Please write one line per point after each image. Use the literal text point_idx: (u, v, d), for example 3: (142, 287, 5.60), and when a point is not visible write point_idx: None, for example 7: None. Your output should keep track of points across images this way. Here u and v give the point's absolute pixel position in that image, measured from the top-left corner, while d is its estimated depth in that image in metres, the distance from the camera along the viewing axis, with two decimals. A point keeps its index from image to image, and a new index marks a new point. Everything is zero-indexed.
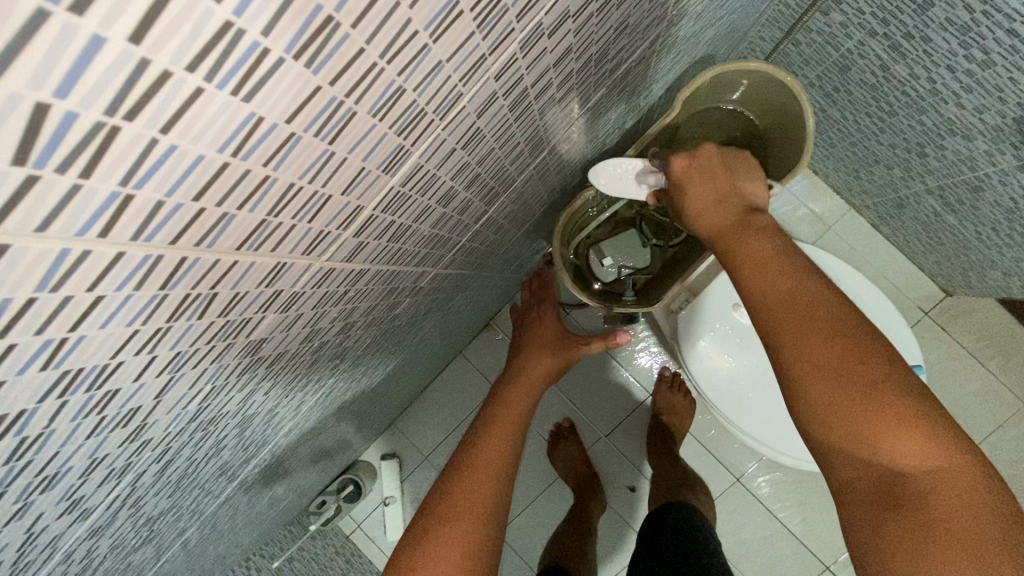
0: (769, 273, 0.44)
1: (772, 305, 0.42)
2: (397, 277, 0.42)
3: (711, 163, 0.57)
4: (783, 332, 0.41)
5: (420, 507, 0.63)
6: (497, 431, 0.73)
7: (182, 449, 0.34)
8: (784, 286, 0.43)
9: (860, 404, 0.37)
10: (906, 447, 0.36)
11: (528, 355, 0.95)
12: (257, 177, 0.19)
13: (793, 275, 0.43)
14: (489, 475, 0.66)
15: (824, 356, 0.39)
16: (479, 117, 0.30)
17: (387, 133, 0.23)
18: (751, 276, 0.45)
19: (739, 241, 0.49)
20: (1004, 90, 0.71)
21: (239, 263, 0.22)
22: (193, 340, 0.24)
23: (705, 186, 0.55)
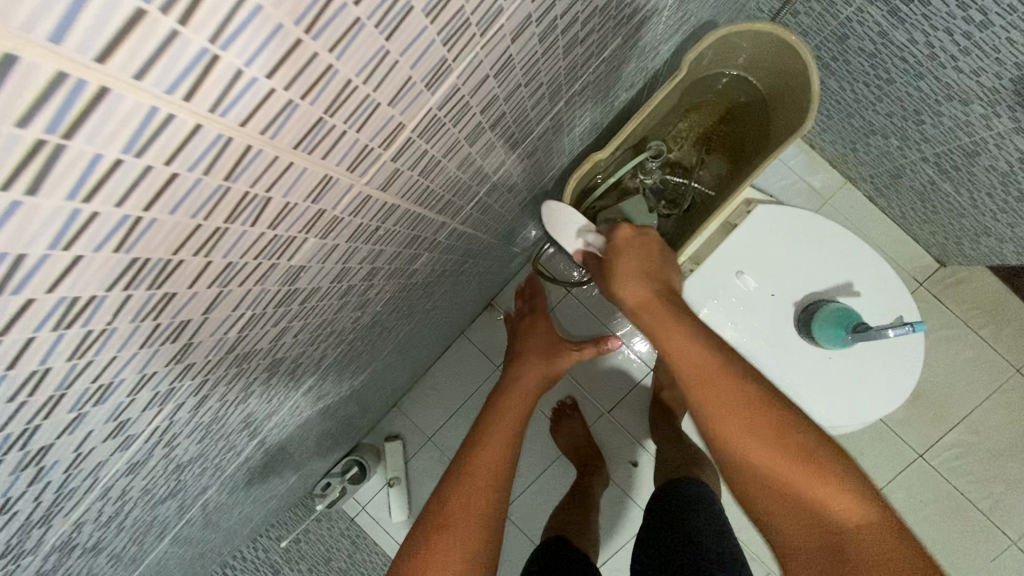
0: (693, 353, 0.54)
1: (704, 390, 0.52)
2: (421, 223, 0.42)
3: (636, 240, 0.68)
4: (718, 409, 0.50)
5: (434, 493, 0.65)
6: (498, 432, 0.73)
7: (218, 385, 0.35)
8: (707, 363, 0.53)
9: (794, 468, 0.47)
10: (830, 494, 0.45)
11: (524, 362, 0.93)
12: (322, 65, 0.19)
13: (717, 359, 0.53)
14: (490, 477, 0.66)
15: (753, 438, 0.48)
16: (513, 44, 0.31)
17: (434, 40, 0.24)
18: (677, 351, 0.55)
19: (664, 316, 0.59)
20: (1001, 51, 0.73)
21: (294, 167, 0.23)
22: (242, 252, 0.25)
23: (631, 252, 0.67)
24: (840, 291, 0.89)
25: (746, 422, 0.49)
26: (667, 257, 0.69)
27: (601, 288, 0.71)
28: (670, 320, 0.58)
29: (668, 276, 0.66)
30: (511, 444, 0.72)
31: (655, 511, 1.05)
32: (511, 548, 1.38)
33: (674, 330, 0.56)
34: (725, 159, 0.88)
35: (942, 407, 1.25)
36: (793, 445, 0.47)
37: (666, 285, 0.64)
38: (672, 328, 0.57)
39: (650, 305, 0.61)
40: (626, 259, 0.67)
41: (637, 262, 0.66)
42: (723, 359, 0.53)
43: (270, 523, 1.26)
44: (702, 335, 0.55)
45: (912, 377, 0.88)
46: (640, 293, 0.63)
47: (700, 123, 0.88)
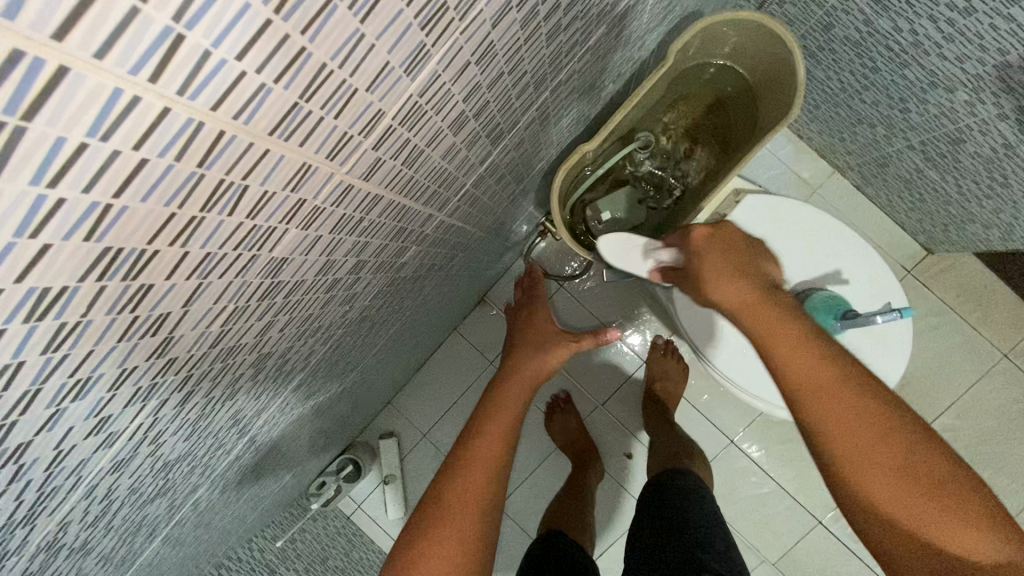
0: (815, 374, 0.50)
1: (831, 419, 0.49)
2: (407, 214, 0.42)
3: (727, 235, 0.60)
4: (849, 440, 0.48)
5: (428, 488, 0.65)
6: (494, 422, 0.72)
7: (202, 381, 0.34)
8: (833, 385, 0.50)
9: (916, 498, 0.46)
10: (971, 541, 0.45)
11: (522, 352, 0.91)
12: (295, 48, 0.19)
13: (844, 381, 0.50)
14: (483, 469, 0.65)
15: (880, 469, 0.47)
16: (493, 30, 0.31)
17: (411, 24, 0.24)
18: (794, 371, 0.51)
19: (771, 326, 0.54)
20: (984, 38, 0.74)
21: (270, 154, 0.22)
22: (221, 242, 0.24)
23: (724, 250, 0.59)
24: (829, 279, 0.90)
25: (872, 452, 0.47)
26: (754, 246, 0.61)
27: (681, 285, 0.65)
28: (777, 331, 0.53)
29: (765, 272, 0.60)
30: (507, 435, 0.71)
31: (649, 503, 1.05)
32: (507, 542, 1.38)
33: (800, 353, 0.52)
34: (713, 149, 0.88)
35: (931, 393, 1.27)
36: (941, 497, 0.46)
37: (767, 284, 0.58)
38: (785, 341, 0.53)
39: (753, 311, 0.55)
40: (718, 258, 0.59)
41: (729, 261, 0.58)
42: (849, 378, 0.50)
43: (265, 523, 1.26)
44: (824, 352, 0.51)
45: (902, 361, 0.88)
46: (740, 299, 0.56)
47: (687, 114, 0.87)
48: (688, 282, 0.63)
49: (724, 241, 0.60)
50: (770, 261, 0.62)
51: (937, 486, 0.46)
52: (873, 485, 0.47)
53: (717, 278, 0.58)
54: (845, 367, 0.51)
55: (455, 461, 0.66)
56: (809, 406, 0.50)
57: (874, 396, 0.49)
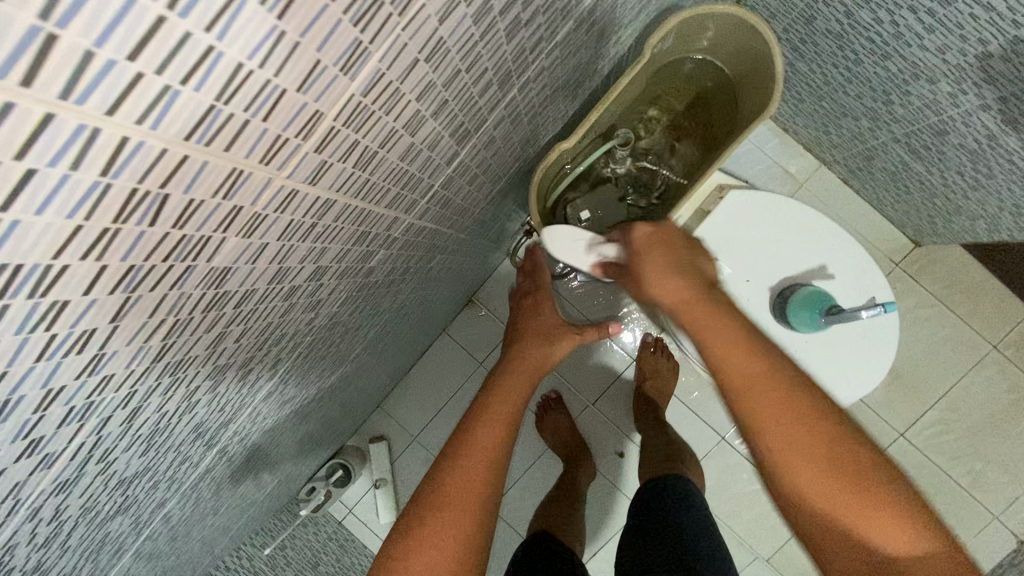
0: (741, 365, 0.51)
1: (753, 408, 0.49)
2: (368, 218, 0.40)
3: (668, 235, 0.62)
4: (772, 430, 0.48)
5: (422, 482, 0.62)
6: (494, 414, 0.69)
7: (150, 396, 0.33)
8: (760, 375, 0.50)
9: (840, 489, 0.46)
10: (895, 533, 0.45)
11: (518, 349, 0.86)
12: (200, 47, 0.18)
13: (769, 371, 0.50)
14: (482, 463, 0.63)
15: (801, 458, 0.47)
16: (442, 25, 0.29)
17: (341, 20, 0.22)
18: (723, 361, 0.52)
19: (705, 318, 0.54)
20: (965, 28, 0.73)
21: (191, 160, 0.21)
22: (146, 254, 0.23)
23: (665, 248, 0.62)
24: (814, 274, 0.89)
25: (795, 442, 0.47)
26: (695, 246, 0.63)
27: (628, 285, 0.67)
28: (710, 323, 0.54)
29: (703, 268, 0.61)
30: (507, 427, 0.68)
31: (639, 506, 1.04)
32: (500, 544, 1.37)
33: (729, 342, 0.52)
34: (695, 145, 0.87)
35: (921, 386, 1.26)
36: (863, 487, 0.46)
37: (706, 280, 0.59)
38: (714, 333, 0.53)
39: (688, 305, 0.56)
40: (656, 257, 0.61)
41: (665, 260, 0.60)
42: (774, 368, 0.50)
43: (253, 531, 1.24)
44: (750, 343, 0.52)
45: (888, 358, 0.87)
46: (677, 294, 0.57)
47: (670, 109, 0.87)
48: (634, 280, 0.64)
49: (664, 241, 0.62)
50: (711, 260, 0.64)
51: (860, 477, 0.46)
52: (791, 473, 0.48)
53: (657, 274, 0.59)
54: (772, 358, 0.51)
55: (451, 455, 0.64)
56: (736, 397, 0.51)
57: (799, 386, 0.49)
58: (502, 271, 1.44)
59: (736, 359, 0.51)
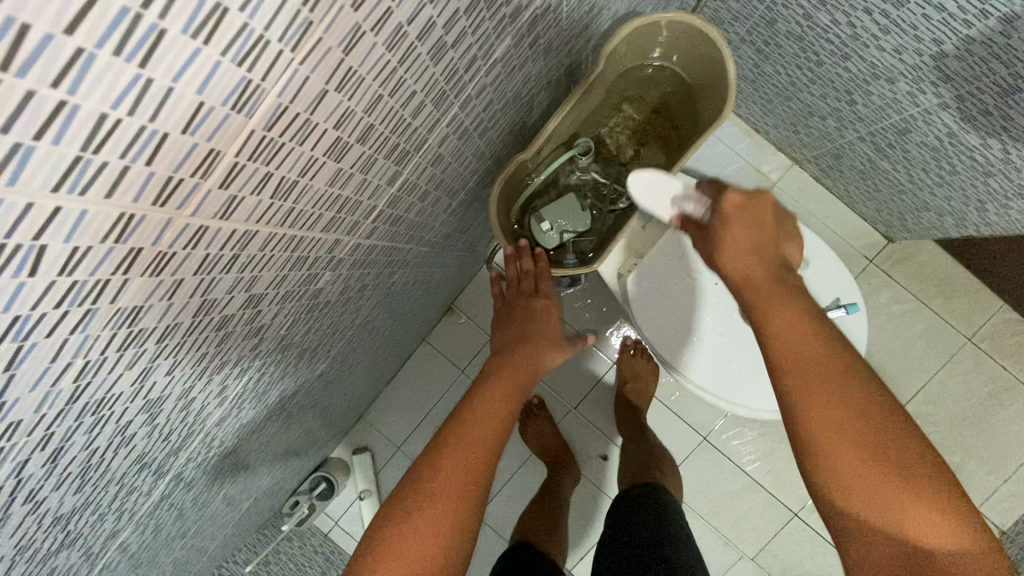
0: (807, 356, 0.49)
1: (815, 406, 0.47)
2: (301, 244, 0.40)
3: (756, 202, 0.59)
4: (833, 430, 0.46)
5: (411, 467, 0.56)
6: (492, 399, 0.62)
7: (74, 436, 0.33)
8: (820, 364, 0.48)
9: (898, 492, 0.44)
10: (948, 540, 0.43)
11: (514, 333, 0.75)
12: (49, 102, 0.17)
13: (833, 363, 0.48)
14: (477, 456, 0.56)
15: (859, 463, 0.45)
16: (348, 55, 0.29)
17: (220, 62, 0.22)
18: (781, 348, 0.50)
19: (771, 305, 0.53)
20: (919, 29, 0.73)
21: (64, 211, 0.21)
22: (31, 304, 0.23)
23: (748, 219, 0.59)
24: None
25: (856, 446, 0.45)
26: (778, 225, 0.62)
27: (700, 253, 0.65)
28: (778, 311, 0.52)
29: (781, 252, 0.59)
30: (504, 420, 0.61)
31: (620, 514, 1.04)
32: (486, 553, 1.37)
33: (790, 325, 0.51)
34: (659, 151, 0.87)
35: (899, 381, 1.27)
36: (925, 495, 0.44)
37: (778, 262, 0.58)
38: (784, 321, 0.51)
39: (753, 282, 0.55)
40: (738, 227, 0.59)
41: (748, 234, 0.58)
42: (839, 363, 0.48)
43: (235, 548, 1.23)
44: (822, 333, 0.50)
45: None
46: (755, 274, 0.56)
47: (633, 116, 0.87)
48: (707, 254, 0.63)
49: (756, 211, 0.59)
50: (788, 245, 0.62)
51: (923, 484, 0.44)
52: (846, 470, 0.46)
53: (727, 247, 0.59)
54: (838, 349, 0.49)
55: (442, 443, 0.57)
56: (794, 385, 0.48)
57: (862, 383, 0.48)
58: (479, 278, 1.43)
59: (795, 345, 0.50)
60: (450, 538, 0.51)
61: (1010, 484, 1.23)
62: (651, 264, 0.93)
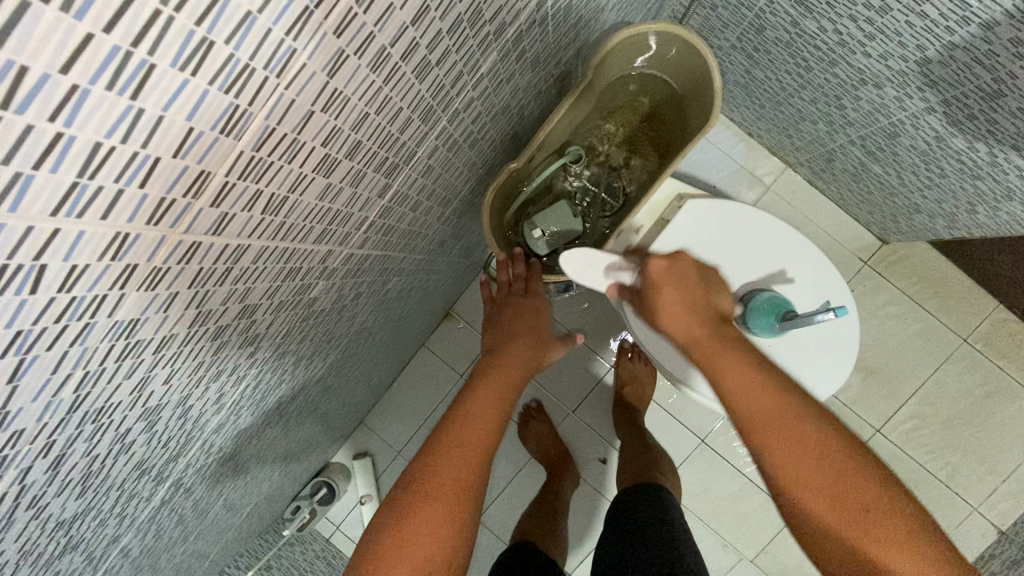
0: (751, 403, 0.53)
1: (768, 451, 0.51)
2: (294, 255, 0.42)
3: (677, 271, 0.66)
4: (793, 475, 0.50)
5: (407, 469, 0.56)
6: (484, 397, 0.63)
7: (75, 444, 0.34)
8: (772, 412, 0.52)
9: (860, 519, 0.48)
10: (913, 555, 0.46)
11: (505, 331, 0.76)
12: (46, 134, 0.19)
13: (785, 407, 0.52)
14: (473, 455, 0.57)
15: (816, 498, 0.49)
16: (333, 78, 0.30)
17: (208, 90, 0.23)
18: (729, 402, 0.55)
19: (718, 359, 0.57)
20: (904, 35, 0.75)
21: (63, 233, 0.22)
22: (32, 319, 0.24)
23: (676, 285, 0.65)
24: (774, 279, 0.90)
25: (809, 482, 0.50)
26: (706, 280, 0.68)
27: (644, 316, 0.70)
28: (723, 363, 0.57)
29: (713, 302, 0.65)
30: (497, 418, 0.62)
31: (620, 515, 1.05)
32: (487, 556, 1.38)
33: (742, 377, 0.55)
34: (650, 158, 0.89)
35: (895, 382, 1.27)
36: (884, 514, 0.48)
37: (715, 317, 0.63)
38: (736, 377, 0.55)
39: (702, 339, 0.60)
40: (669, 293, 0.64)
41: (677, 297, 0.64)
42: (789, 405, 0.52)
43: (237, 553, 1.25)
44: (770, 382, 0.54)
45: (849, 360, 0.88)
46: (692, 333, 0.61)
47: (623, 123, 0.89)
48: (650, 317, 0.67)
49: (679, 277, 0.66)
50: (721, 295, 0.67)
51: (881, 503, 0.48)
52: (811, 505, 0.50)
53: (667, 313, 0.63)
54: (786, 393, 0.53)
55: (437, 444, 0.58)
56: (758, 436, 0.52)
57: (812, 421, 0.51)
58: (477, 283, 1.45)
59: (751, 398, 0.53)
60: (451, 538, 0.53)
61: (1008, 484, 1.24)
62: None
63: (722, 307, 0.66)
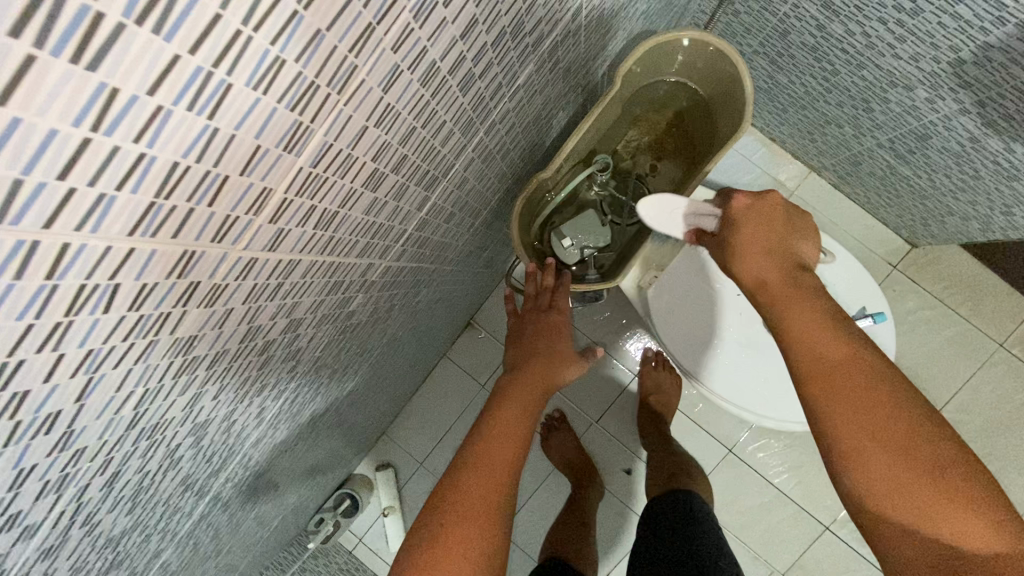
0: (834, 364, 0.49)
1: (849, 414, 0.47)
2: (339, 268, 0.42)
3: (765, 205, 0.61)
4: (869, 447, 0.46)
5: (436, 489, 0.56)
6: (508, 414, 0.63)
7: (130, 460, 0.34)
8: (842, 373, 0.48)
9: (924, 491, 0.44)
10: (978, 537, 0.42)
11: (528, 349, 0.75)
12: (130, 156, 0.19)
13: (865, 374, 0.48)
14: (500, 474, 0.57)
15: (899, 464, 0.45)
16: (387, 93, 0.30)
17: (276, 107, 0.23)
18: (807, 363, 0.50)
19: (798, 314, 0.53)
20: (936, 36, 0.74)
21: (137, 252, 0.22)
22: (102, 338, 0.24)
23: (758, 221, 0.60)
24: None
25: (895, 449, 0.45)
26: (793, 219, 0.62)
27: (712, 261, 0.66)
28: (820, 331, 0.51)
29: (794, 250, 0.60)
30: (522, 436, 0.62)
31: (653, 521, 1.03)
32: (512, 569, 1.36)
33: (810, 333, 0.51)
34: (679, 163, 0.89)
35: (929, 388, 1.24)
36: (956, 500, 0.43)
37: (795, 265, 0.58)
38: (813, 338, 0.51)
39: (772, 292, 0.55)
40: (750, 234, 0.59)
41: (763, 244, 0.59)
42: (869, 371, 0.48)
43: (263, 566, 1.24)
44: (853, 344, 0.49)
45: None
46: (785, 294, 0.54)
47: (648, 131, 0.89)
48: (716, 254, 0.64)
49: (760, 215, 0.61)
50: (807, 240, 0.62)
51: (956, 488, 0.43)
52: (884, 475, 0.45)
53: (740, 253, 0.59)
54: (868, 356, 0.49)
55: (461, 465, 0.57)
56: (825, 400, 0.48)
57: (899, 396, 0.46)
58: (497, 293, 1.45)
59: (822, 355, 0.49)
60: (486, 560, 0.52)
61: None
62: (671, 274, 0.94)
63: (806, 257, 0.61)
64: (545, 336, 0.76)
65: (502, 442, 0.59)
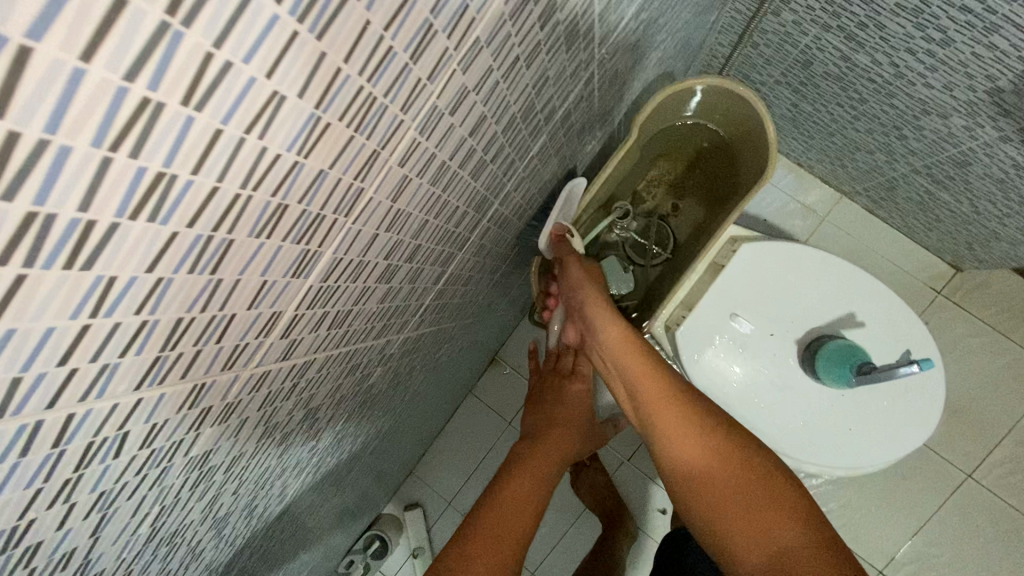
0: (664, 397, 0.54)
1: (673, 426, 0.52)
2: (355, 355, 0.41)
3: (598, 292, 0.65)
4: (687, 458, 0.51)
5: (437, 560, 0.52)
6: (520, 480, 0.62)
7: (149, 568, 0.34)
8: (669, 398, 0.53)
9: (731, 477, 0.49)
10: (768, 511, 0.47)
11: (541, 417, 0.76)
12: (132, 326, 0.19)
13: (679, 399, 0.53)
14: (506, 546, 0.54)
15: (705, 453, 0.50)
16: (396, 202, 0.30)
17: (282, 245, 0.23)
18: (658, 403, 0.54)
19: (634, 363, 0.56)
20: (970, 65, 0.70)
21: (144, 400, 0.22)
22: (116, 478, 0.24)
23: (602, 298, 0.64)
24: (843, 323, 0.84)
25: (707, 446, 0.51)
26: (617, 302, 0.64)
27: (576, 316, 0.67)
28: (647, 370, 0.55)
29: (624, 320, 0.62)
30: (533, 508, 0.59)
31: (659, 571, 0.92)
32: None
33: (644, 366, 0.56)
34: (700, 203, 0.89)
35: (985, 422, 1.16)
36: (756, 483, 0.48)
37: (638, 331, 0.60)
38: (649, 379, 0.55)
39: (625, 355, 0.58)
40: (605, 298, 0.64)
41: (602, 294, 0.64)
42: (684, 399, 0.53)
43: None
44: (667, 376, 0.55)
45: (932, 414, 0.82)
46: (617, 345, 0.58)
47: (668, 171, 0.89)
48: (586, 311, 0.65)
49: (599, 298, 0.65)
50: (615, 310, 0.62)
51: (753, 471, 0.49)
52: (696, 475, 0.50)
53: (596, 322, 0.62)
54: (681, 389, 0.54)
55: (466, 534, 0.55)
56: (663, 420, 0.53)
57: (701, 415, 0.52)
58: (521, 329, 1.43)
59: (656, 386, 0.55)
60: None
61: None
62: (700, 314, 0.85)
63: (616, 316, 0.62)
64: (562, 406, 0.77)
65: (513, 511, 0.58)
